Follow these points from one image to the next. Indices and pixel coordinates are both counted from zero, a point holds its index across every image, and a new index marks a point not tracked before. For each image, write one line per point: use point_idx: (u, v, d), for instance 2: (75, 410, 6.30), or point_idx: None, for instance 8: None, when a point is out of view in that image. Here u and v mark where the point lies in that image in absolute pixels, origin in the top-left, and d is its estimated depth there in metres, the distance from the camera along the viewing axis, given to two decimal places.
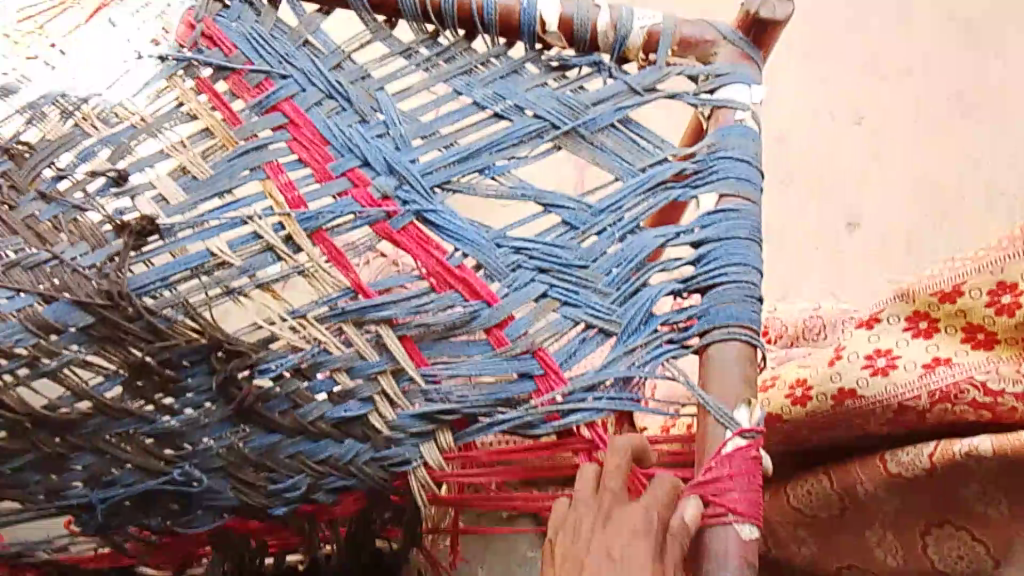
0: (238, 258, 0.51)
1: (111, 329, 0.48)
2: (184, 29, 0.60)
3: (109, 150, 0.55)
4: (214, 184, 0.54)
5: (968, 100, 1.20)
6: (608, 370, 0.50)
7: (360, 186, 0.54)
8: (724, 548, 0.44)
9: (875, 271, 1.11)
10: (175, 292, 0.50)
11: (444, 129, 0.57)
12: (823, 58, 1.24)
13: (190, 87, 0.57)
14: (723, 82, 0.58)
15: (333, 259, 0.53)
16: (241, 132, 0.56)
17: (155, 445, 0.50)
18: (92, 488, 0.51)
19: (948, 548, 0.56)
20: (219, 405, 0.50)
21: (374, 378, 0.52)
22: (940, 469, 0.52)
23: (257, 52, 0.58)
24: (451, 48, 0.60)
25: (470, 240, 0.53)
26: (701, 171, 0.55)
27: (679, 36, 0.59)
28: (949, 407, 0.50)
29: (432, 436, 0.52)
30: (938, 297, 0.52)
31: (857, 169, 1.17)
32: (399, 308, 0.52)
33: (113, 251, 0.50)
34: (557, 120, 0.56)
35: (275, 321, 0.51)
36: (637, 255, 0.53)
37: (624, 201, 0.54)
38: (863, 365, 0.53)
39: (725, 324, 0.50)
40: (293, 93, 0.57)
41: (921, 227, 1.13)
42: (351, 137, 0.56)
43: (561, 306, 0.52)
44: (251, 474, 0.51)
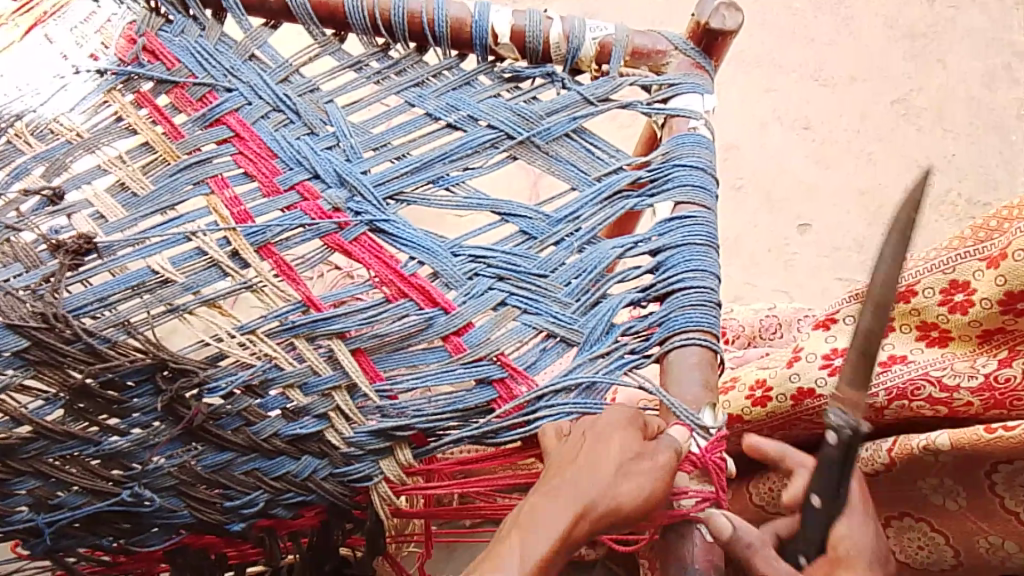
0: (182, 275, 0.51)
1: (45, 351, 0.47)
2: (124, 44, 0.58)
3: (45, 167, 0.53)
4: (154, 200, 0.53)
5: (912, 106, 1.22)
6: (573, 374, 0.49)
7: (309, 199, 0.54)
8: (689, 555, 0.43)
9: (828, 274, 1.13)
10: (115, 312, 0.49)
11: (395, 140, 0.56)
12: (769, 68, 1.26)
13: (131, 102, 0.56)
14: (675, 91, 0.58)
15: (281, 272, 0.52)
16: (183, 146, 0.54)
17: (102, 466, 0.49)
18: (37, 512, 0.49)
19: (909, 539, 0.57)
20: (167, 424, 0.49)
21: (327, 394, 0.50)
22: (901, 463, 0.52)
23: (200, 67, 0.57)
24: (402, 61, 0.59)
25: (426, 248, 0.53)
26: (657, 180, 0.55)
27: (632, 46, 0.59)
28: (906, 403, 0.51)
29: (392, 452, 0.51)
30: (892, 297, 0.52)
31: (807, 176, 1.18)
32: (350, 321, 0.51)
33: (48, 271, 0.49)
34: (511, 130, 0.56)
35: (223, 338, 0.50)
36: (596, 266, 0.52)
37: (582, 211, 0.54)
38: (821, 365, 0.53)
39: (685, 330, 0.50)
40: (237, 106, 0.56)
41: (869, 231, 1.15)
42: (300, 149, 0.55)
43: (520, 314, 0.52)
44: (203, 492, 0.50)
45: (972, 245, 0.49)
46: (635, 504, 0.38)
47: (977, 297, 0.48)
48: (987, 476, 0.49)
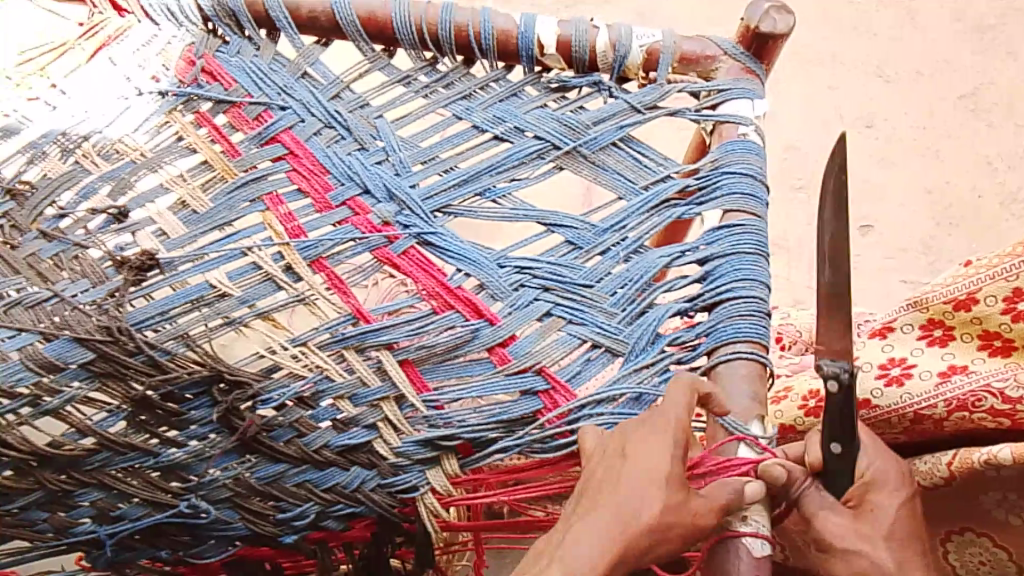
0: (238, 290, 0.52)
1: (110, 364, 0.48)
2: (184, 65, 0.60)
3: (110, 186, 0.55)
4: (212, 217, 0.54)
5: (981, 100, 1.18)
6: (617, 385, 0.50)
7: (359, 214, 0.54)
8: (738, 570, 0.43)
9: (890, 275, 1.10)
10: (175, 325, 0.50)
11: (443, 153, 0.56)
12: (828, 63, 1.23)
13: (190, 122, 0.58)
14: (725, 97, 0.57)
15: (333, 286, 0.53)
16: (240, 164, 0.56)
17: (162, 478, 0.51)
18: (99, 523, 0.51)
19: (970, 555, 0.55)
20: (224, 436, 0.50)
21: (376, 405, 0.51)
22: (960, 477, 0.51)
23: (256, 86, 0.59)
24: (450, 75, 0.59)
25: (471, 259, 0.53)
26: (704, 188, 0.54)
27: (680, 53, 0.59)
28: (966, 415, 0.49)
29: (438, 462, 0.51)
30: (951, 305, 0.51)
31: (870, 176, 1.15)
32: (398, 332, 0.52)
33: (112, 287, 0.51)
34: (558, 140, 0.56)
35: (277, 350, 0.51)
36: (643, 276, 0.52)
37: (629, 220, 0.54)
38: (877, 375, 0.52)
39: (734, 342, 0.49)
40: (292, 124, 0.57)
41: (938, 229, 1.12)
42: (351, 165, 0.56)
43: (566, 324, 0.52)
44: (258, 504, 0.51)
45: None
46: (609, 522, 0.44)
47: None
48: None
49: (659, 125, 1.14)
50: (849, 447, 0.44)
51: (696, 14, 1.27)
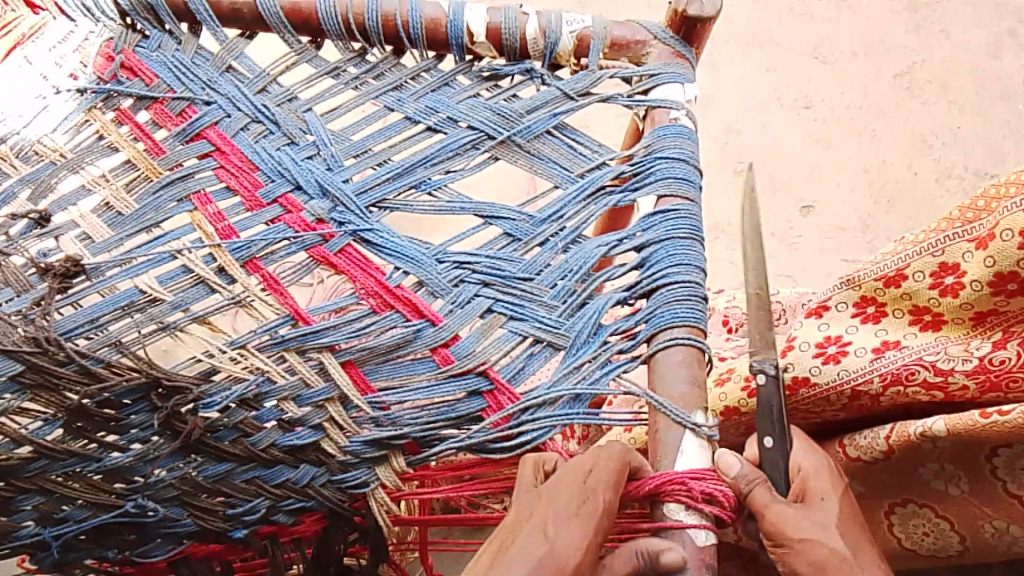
0: (169, 294, 0.51)
1: (39, 375, 0.47)
2: (103, 62, 0.58)
3: (31, 190, 0.54)
4: (139, 218, 0.53)
5: (918, 77, 1.20)
6: (559, 386, 0.49)
7: (293, 212, 0.53)
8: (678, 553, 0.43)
9: (830, 255, 1.11)
10: (105, 332, 0.49)
11: (376, 146, 0.56)
12: (767, 47, 1.24)
13: (111, 120, 0.56)
14: (656, 82, 0.57)
15: (269, 287, 0.52)
16: (166, 162, 0.55)
17: (105, 481, 0.50)
18: (44, 526, 0.50)
19: (914, 526, 0.56)
20: (166, 439, 0.49)
21: (321, 406, 0.50)
22: (898, 451, 0.51)
23: (178, 81, 0.57)
24: (380, 65, 0.59)
25: (409, 257, 0.52)
26: (639, 174, 0.54)
27: (611, 38, 0.58)
28: (901, 389, 0.50)
29: (386, 460, 0.51)
30: (883, 282, 0.51)
31: (810, 156, 1.17)
32: (339, 334, 0.51)
33: (37, 295, 0.50)
34: (491, 130, 0.55)
35: (215, 354, 0.50)
36: (582, 267, 0.52)
37: (566, 209, 0.54)
38: (814, 354, 0.53)
39: (671, 325, 0.49)
40: (217, 119, 0.56)
41: (876, 209, 1.13)
42: (281, 160, 0.55)
43: (507, 320, 0.51)
44: (207, 501, 0.51)
45: (960, 226, 0.48)
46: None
47: (967, 280, 0.47)
48: (988, 461, 0.49)
49: (607, 117, 1.14)
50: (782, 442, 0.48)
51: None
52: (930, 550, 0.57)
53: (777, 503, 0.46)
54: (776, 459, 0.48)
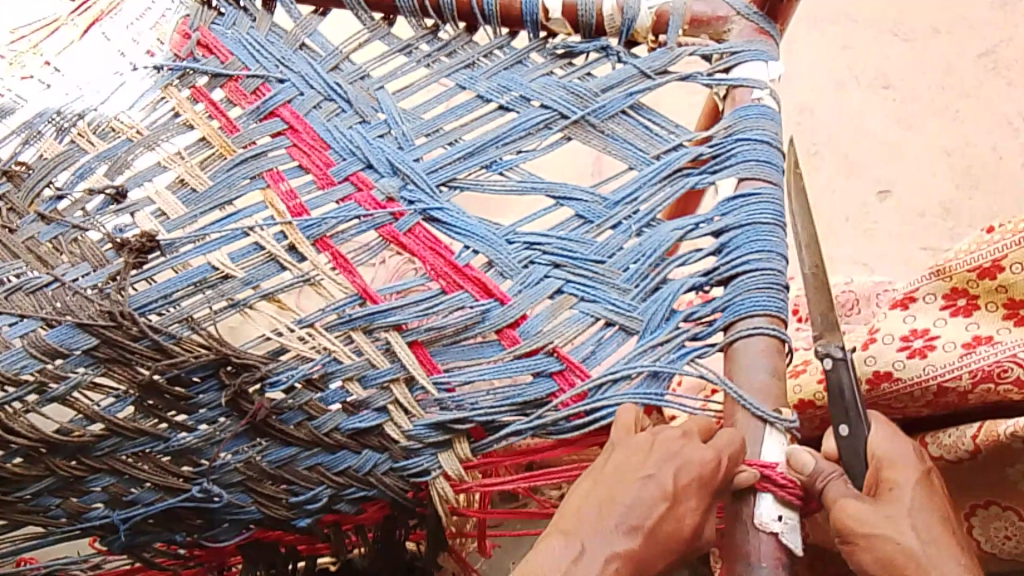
0: (240, 270, 0.51)
1: (115, 350, 0.48)
2: (179, 38, 0.58)
3: (107, 166, 0.54)
4: (212, 196, 0.53)
5: (1002, 58, 1.15)
6: (634, 363, 0.48)
7: (363, 189, 0.53)
8: (758, 551, 0.42)
9: (911, 242, 1.06)
10: (178, 309, 0.50)
11: (447, 125, 0.54)
12: (846, 22, 1.20)
13: (187, 97, 0.56)
14: (739, 60, 0.55)
15: (338, 265, 0.51)
16: (240, 140, 0.54)
17: (173, 463, 0.50)
18: (113, 508, 0.51)
19: (995, 529, 0.53)
20: (233, 419, 0.50)
21: (386, 387, 0.50)
22: (986, 450, 0.49)
23: (253, 59, 0.57)
24: (452, 42, 0.58)
25: (478, 235, 0.52)
26: (719, 156, 0.52)
27: (690, 15, 0.56)
28: (992, 387, 0.48)
29: (450, 445, 0.50)
30: (976, 273, 0.49)
31: (889, 137, 1.12)
32: (407, 313, 0.50)
33: (113, 270, 0.50)
34: (565, 109, 0.54)
35: (283, 333, 0.50)
36: (655, 251, 0.50)
37: (640, 192, 0.52)
38: (900, 346, 0.50)
39: (752, 314, 0.47)
40: (291, 97, 0.55)
41: (957, 192, 1.08)
42: (352, 139, 0.54)
43: (577, 301, 0.50)
44: (271, 488, 0.51)
45: None
46: (631, 521, 0.39)
47: None
48: None
49: (678, 94, 1.12)
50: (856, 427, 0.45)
51: None
52: (1012, 555, 0.54)
53: (847, 497, 0.43)
54: (856, 448, 0.45)
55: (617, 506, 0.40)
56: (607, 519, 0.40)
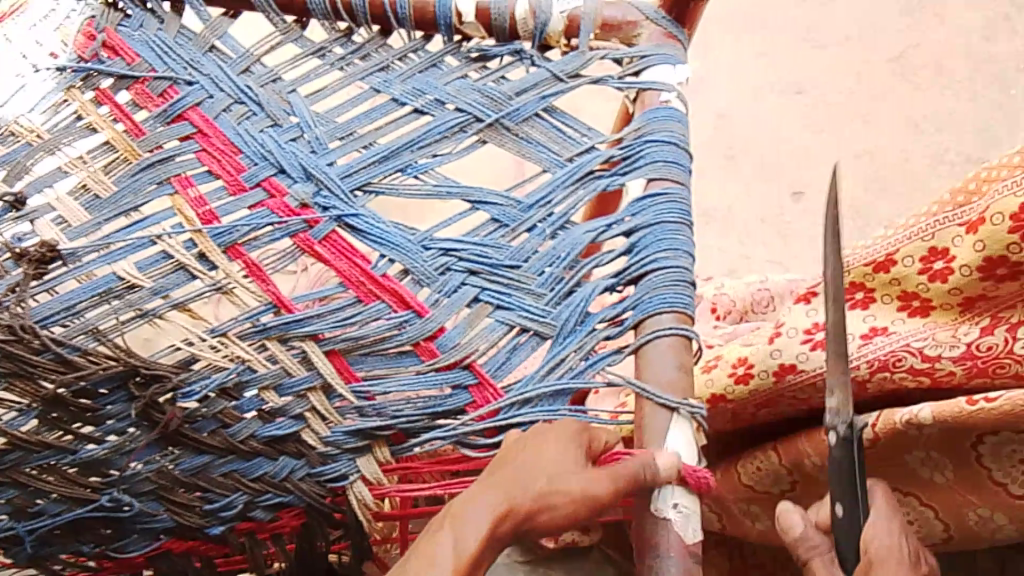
0: (149, 280, 0.50)
1: (16, 363, 0.46)
2: (83, 40, 0.57)
3: (5, 171, 0.52)
4: (116, 202, 0.52)
5: (908, 62, 1.19)
6: (546, 380, 0.48)
7: (276, 196, 0.52)
8: (666, 541, 0.42)
9: (823, 242, 1.08)
10: (83, 320, 0.49)
11: (362, 128, 0.55)
12: (756, 33, 1.24)
13: (91, 99, 0.55)
14: (647, 63, 0.56)
15: (250, 273, 0.51)
16: (145, 144, 0.53)
17: (80, 474, 0.49)
18: (18, 520, 0.50)
19: (898, 515, 0.55)
20: (143, 430, 0.49)
21: (302, 395, 0.50)
22: (885, 438, 0.50)
23: (160, 60, 0.56)
24: (366, 46, 0.58)
25: (395, 244, 0.51)
26: (628, 158, 0.53)
27: (601, 19, 0.58)
28: (888, 375, 0.49)
29: (370, 450, 0.51)
30: (872, 267, 0.51)
31: (801, 141, 1.15)
32: (323, 323, 0.50)
33: (12, 282, 0.49)
34: (479, 113, 0.55)
35: (194, 342, 0.50)
36: (569, 253, 0.51)
37: (554, 195, 0.53)
38: (802, 340, 0.52)
39: (659, 311, 0.48)
40: (200, 100, 0.55)
41: (868, 193, 1.10)
42: (264, 143, 0.53)
43: (494, 309, 0.50)
44: (183, 495, 0.50)
45: (952, 210, 0.47)
46: (568, 512, 0.38)
47: (956, 264, 0.47)
48: (973, 449, 0.49)
49: (597, 95, 1.14)
50: (852, 508, 0.43)
51: None
52: (915, 537, 0.56)
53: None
54: (851, 529, 0.43)
55: (564, 496, 0.38)
56: (550, 503, 0.38)
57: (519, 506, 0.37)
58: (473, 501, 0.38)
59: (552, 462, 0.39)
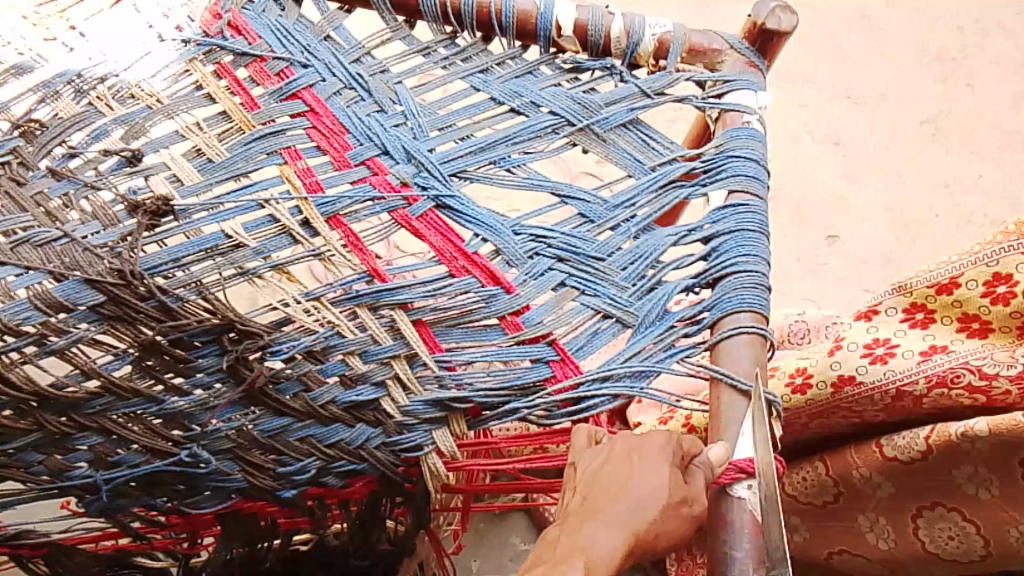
0: (253, 240, 0.52)
1: (120, 308, 0.48)
2: (210, 18, 0.61)
3: (124, 130, 0.55)
4: (229, 166, 0.55)
5: (940, 126, 1.25)
6: (628, 362, 0.51)
7: (378, 174, 0.55)
8: (738, 519, 0.43)
9: (852, 285, 1.14)
10: (188, 272, 0.51)
11: (461, 121, 0.58)
12: (802, 81, 1.29)
13: (210, 72, 0.59)
14: (731, 87, 0.60)
15: (349, 243, 0.53)
16: (258, 117, 0.57)
17: (163, 426, 0.50)
18: (96, 469, 0.50)
19: (939, 530, 0.58)
20: (229, 386, 0.50)
21: (386, 363, 0.52)
22: (936, 450, 0.54)
23: (280, 43, 0.60)
24: (468, 49, 0.62)
25: (489, 225, 0.55)
26: (710, 171, 0.57)
27: (689, 44, 0.62)
28: (945, 391, 0.52)
29: (446, 422, 0.52)
30: (934, 289, 0.54)
31: (837, 189, 1.21)
32: (414, 293, 0.52)
33: (125, 230, 0.51)
34: (571, 117, 0.58)
35: (290, 303, 0.51)
36: (652, 253, 0.54)
37: (639, 197, 0.56)
38: (862, 354, 0.55)
39: (738, 311, 0.51)
40: (313, 82, 0.58)
41: (898, 244, 1.16)
42: (370, 126, 0.57)
43: (580, 294, 0.53)
44: (259, 457, 0.51)
45: (1014, 240, 0.51)
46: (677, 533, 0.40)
47: (1019, 288, 0.51)
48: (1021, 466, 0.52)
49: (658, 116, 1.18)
50: None
51: (694, 12, 1.29)
52: (952, 555, 0.59)
53: None
54: None
55: (669, 524, 0.40)
56: (658, 531, 0.40)
57: (629, 535, 0.39)
58: (591, 525, 0.40)
59: (658, 483, 0.41)
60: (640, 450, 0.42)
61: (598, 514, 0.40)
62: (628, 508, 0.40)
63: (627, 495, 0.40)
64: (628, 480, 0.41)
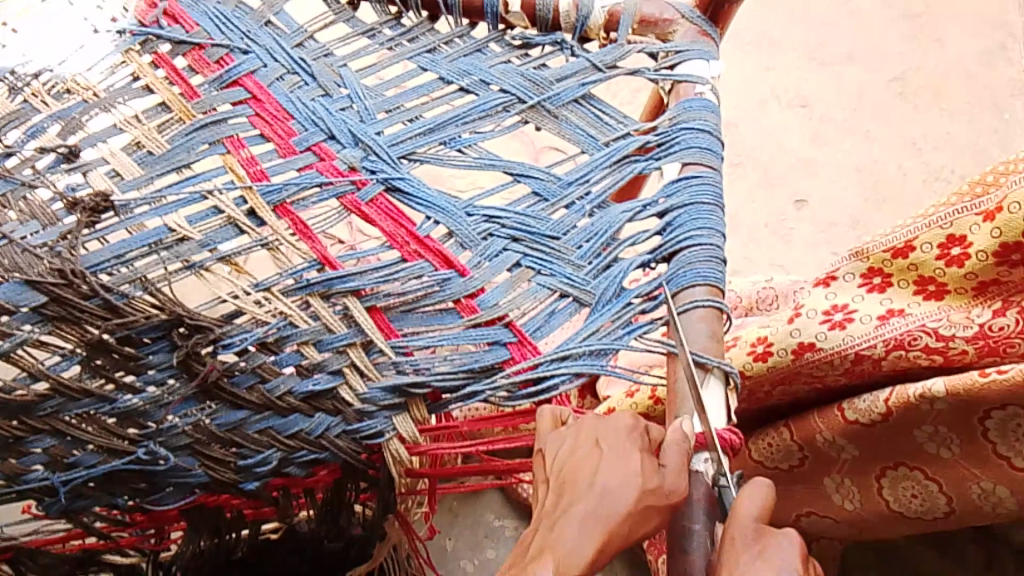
0: (198, 233, 0.51)
1: (63, 308, 0.46)
2: (145, 7, 0.59)
3: (60, 126, 0.54)
4: (170, 158, 0.53)
5: (908, 85, 1.24)
6: (586, 341, 0.50)
7: (325, 159, 0.54)
8: (694, 492, 0.42)
9: (821, 248, 1.14)
10: (132, 268, 0.49)
11: (409, 103, 0.57)
12: (766, 48, 1.29)
13: (148, 63, 0.57)
14: (683, 58, 0.59)
15: (297, 230, 0.52)
16: (200, 105, 0.55)
17: (118, 425, 0.49)
18: (53, 471, 0.49)
19: (902, 489, 0.59)
20: (183, 381, 0.49)
21: (342, 351, 0.51)
22: (896, 412, 0.54)
23: (218, 30, 0.58)
24: (414, 29, 0.60)
25: (441, 208, 0.54)
26: (663, 144, 0.56)
27: (640, 15, 0.60)
28: (903, 354, 0.53)
29: (406, 408, 0.52)
30: (890, 253, 0.54)
31: (803, 154, 1.20)
32: (365, 279, 0.51)
33: (64, 229, 0.49)
34: (522, 95, 0.57)
35: (240, 295, 0.50)
36: (608, 230, 0.53)
37: (592, 174, 0.55)
38: (821, 320, 0.55)
39: (693, 284, 0.51)
40: (254, 68, 0.57)
41: (866, 206, 1.16)
42: (315, 110, 0.56)
43: (535, 274, 0.53)
44: (219, 450, 0.51)
45: (969, 201, 0.50)
46: (655, 521, 0.38)
47: (973, 250, 0.50)
48: (980, 423, 0.52)
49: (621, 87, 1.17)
50: None
51: None
52: (917, 513, 0.60)
53: None
54: None
55: (642, 516, 0.37)
56: (634, 523, 0.37)
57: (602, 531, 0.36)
58: (562, 523, 0.37)
59: (632, 471, 0.38)
60: (606, 437, 0.40)
61: (565, 513, 0.37)
62: (600, 501, 0.37)
63: (596, 487, 0.37)
64: (597, 471, 0.38)
